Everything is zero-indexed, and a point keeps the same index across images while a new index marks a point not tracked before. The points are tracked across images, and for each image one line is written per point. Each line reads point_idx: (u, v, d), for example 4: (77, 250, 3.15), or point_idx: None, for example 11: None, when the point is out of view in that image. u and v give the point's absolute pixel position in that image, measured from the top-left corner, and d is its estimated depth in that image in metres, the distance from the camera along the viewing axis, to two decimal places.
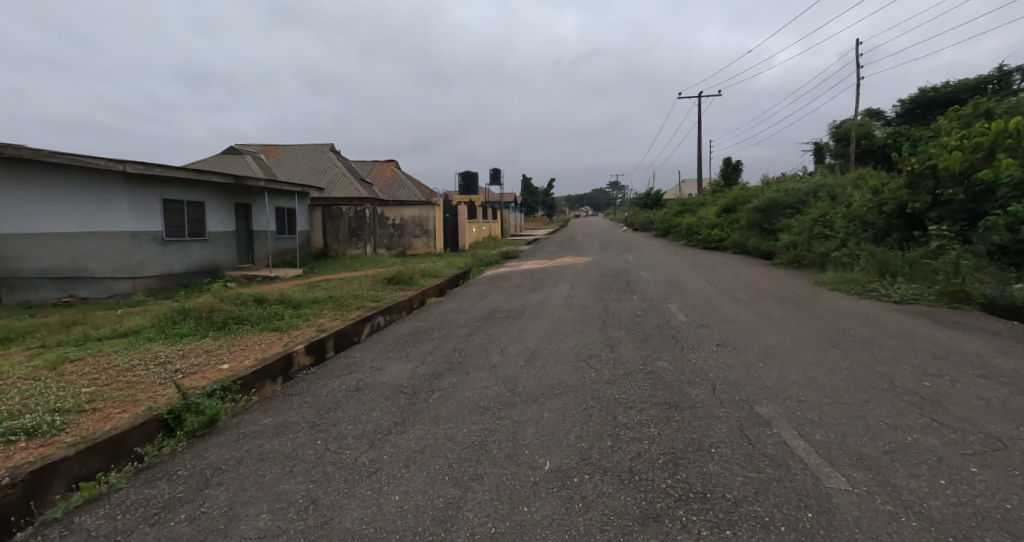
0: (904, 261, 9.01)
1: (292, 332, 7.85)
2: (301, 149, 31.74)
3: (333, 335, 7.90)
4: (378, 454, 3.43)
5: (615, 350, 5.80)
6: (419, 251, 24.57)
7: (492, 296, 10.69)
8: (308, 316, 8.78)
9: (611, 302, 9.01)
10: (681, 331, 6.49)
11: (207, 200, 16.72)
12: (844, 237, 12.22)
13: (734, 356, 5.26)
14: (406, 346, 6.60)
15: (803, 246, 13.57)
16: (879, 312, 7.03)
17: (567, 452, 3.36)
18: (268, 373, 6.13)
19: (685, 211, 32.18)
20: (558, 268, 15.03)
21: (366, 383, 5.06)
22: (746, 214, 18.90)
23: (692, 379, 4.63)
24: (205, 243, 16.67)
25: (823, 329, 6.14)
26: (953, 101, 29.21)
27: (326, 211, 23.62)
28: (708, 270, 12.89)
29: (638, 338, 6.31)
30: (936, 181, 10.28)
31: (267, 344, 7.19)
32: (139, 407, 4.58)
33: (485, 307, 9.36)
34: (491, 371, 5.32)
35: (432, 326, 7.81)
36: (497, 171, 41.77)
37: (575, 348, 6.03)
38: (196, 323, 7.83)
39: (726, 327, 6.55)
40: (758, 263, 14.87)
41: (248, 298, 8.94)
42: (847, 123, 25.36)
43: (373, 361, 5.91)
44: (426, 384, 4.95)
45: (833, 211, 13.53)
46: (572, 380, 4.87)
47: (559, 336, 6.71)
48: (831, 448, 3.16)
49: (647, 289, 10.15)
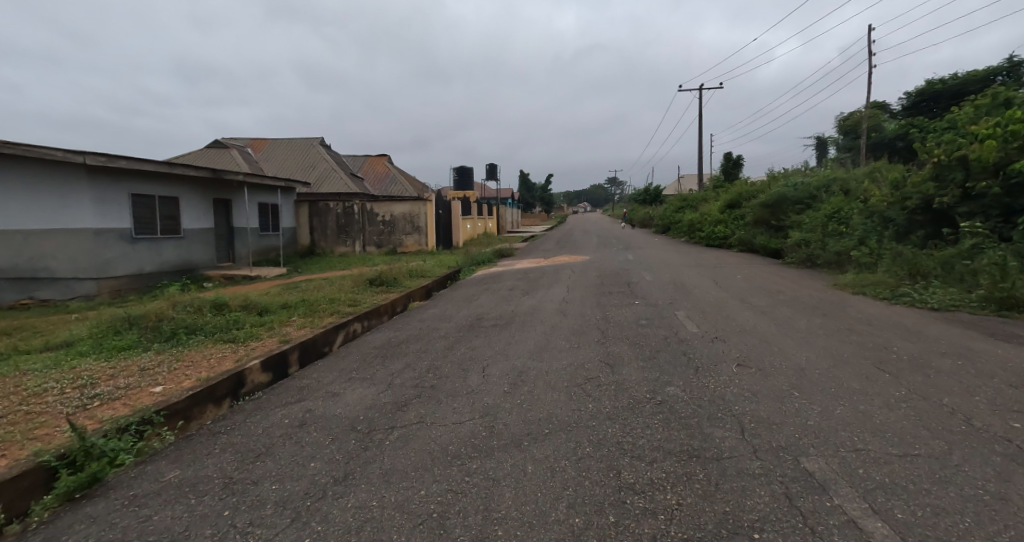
0: (937, 261, 8.08)
1: (250, 343, 6.91)
2: (290, 143, 30.72)
3: (297, 348, 6.97)
4: (298, 536, 2.53)
5: (617, 372, 4.90)
6: (410, 248, 23.41)
7: (480, 301, 9.76)
8: (272, 324, 7.84)
9: (610, 308, 8.12)
10: (692, 346, 5.59)
11: (182, 195, 15.78)
12: (864, 235, 11.31)
13: (762, 383, 4.34)
14: (374, 364, 5.68)
15: (817, 244, 12.65)
16: (919, 321, 6.13)
17: (555, 535, 2.46)
18: (210, 396, 5.19)
19: (686, 207, 31.34)
20: (554, 267, 14.14)
21: (314, 416, 4.15)
22: (752, 210, 17.98)
23: (713, 416, 3.72)
24: (179, 241, 15.72)
25: (860, 345, 5.24)
26: (961, 93, 28.37)
27: (312, 207, 22.77)
28: (714, 271, 12.00)
29: (643, 355, 5.39)
30: (967, 173, 9.39)
31: (217, 359, 6.23)
32: (22, 451, 3.65)
33: (472, 314, 8.44)
34: (469, 399, 4.42)
35: (409, 337, 6.88)
36: (494, 167, 40.86)
37: (570, 369, 5.12)
38: (140, 334, 6.85)
39: (744, 341, 5.66)
40: (766, 262, 14.01)
41: (207, 303, 7.97)
42: (855, 114, 24.52)
43: (330, 385, 4.99)
44: (387, 419, 4.05)
45: (850, 207, 12.60)
46: (564, 413, 3.98)
47: (551, 351, 5.83)
48: (925, 535, 2.25)
49: (649, 292, 9.26)
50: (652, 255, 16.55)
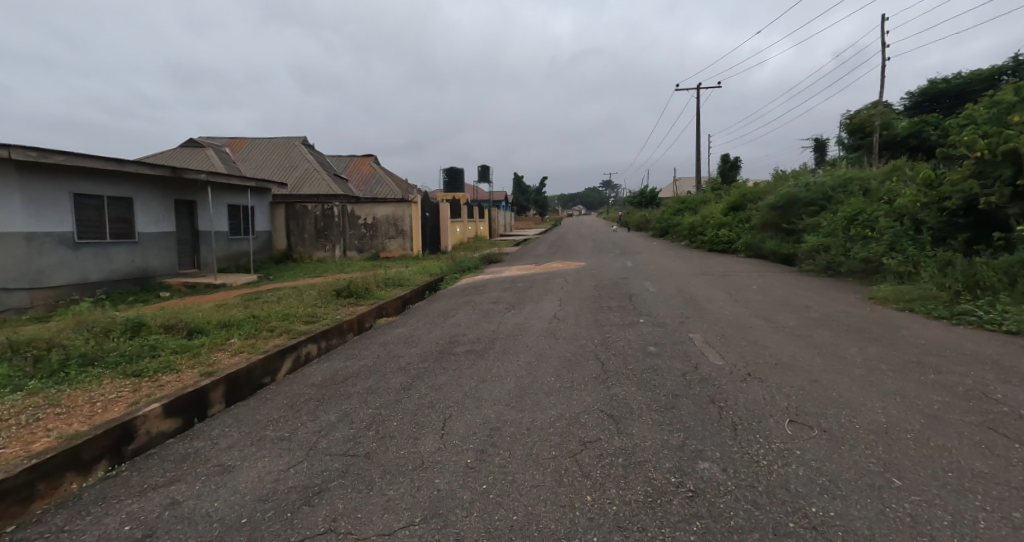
0: (998, 271, 6.73)
1: (160, 378, 5.49)
2: (270, 143, 29.27)
3: (221, 382, 5.57)
4: None
5: (626, 433, 3.56)
6: (394, 253, 21.99)
7: (457, 317, 8.36)
8: (199, 350, 6.42)
9: (610, 328, 6.77)
10: (722, 390, 4.25)
11: (137, 196, 14.34)
12: (893, 239, 10.03)
13: (837, 454, 2.99)
14: (302, 413, 4.29)
15: (837, 251, 11.39)
16: (1005, 353, 4.80)
17: None
18: (69, 462, 3.81)
19: (684, 210, 30.22)
20: (546, 276, 12.83)
21: (176, 512, 2.79)
22: (759, 212, 16.74)
23: (779, 533, 2.34)
24: (133, 246, 14.27)
25: (947, 388, 3.91)
26: (965, 94, 27.41)
27: (289, 209, 21.31)
28: (724, 280, 10.77)
29: (658, 404, 4.05)
30: (1019, 167, 8.08)
31: (105, 403, 4.82)
32: None
33: (445, 335, 7.06)
34: (411, 482, 3.05)
35: (359, 370, 5.48)
36: (485, 169, 39.68)
37: (560, 425, 3.78)
38: (18, 367, 5.43)
39: (792, 381, 4.31)
40: (778, 269, 12.79)
41: (119, 324, 6.54)
42: (862, 113, 23.39)
43: (228, 450, 3.59)
44: (278, 523, 2.67)
45: (875, 208, 11.32)
46: (548, 517, 2.62)
47: (536, 393, 4.49)
48: None
49: (653, 307, 7.97)
50: (652, 262, 15.33)
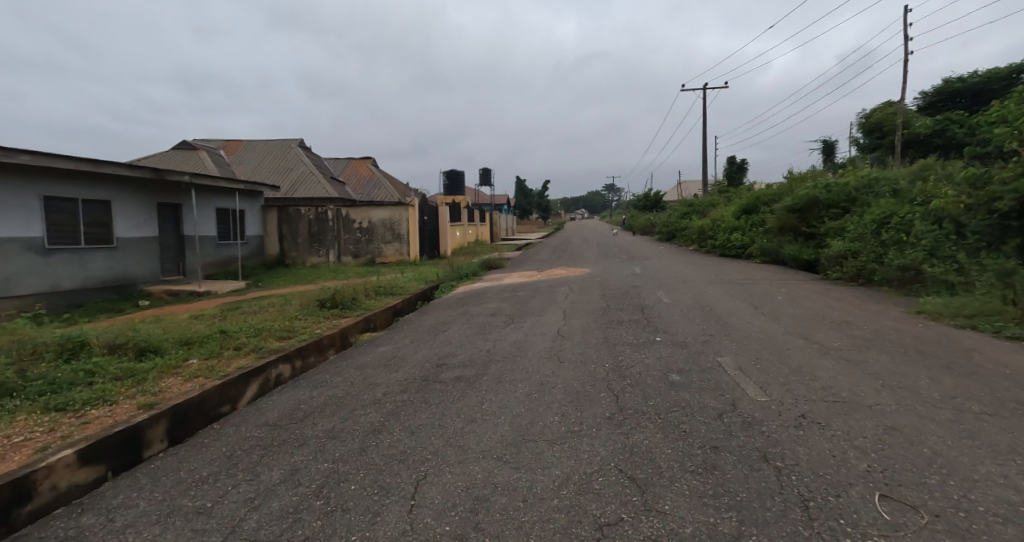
0: None
1: (87, 413, 4.50)
2: (265, 144, 28.49)
3: (165, 416, 4.61)
4: None
5: (660, 511, 2.65)
6: (391, 258, 21.13)
7: (450, 333, 7.46)
8: (147, 374, 5.46)
9: (624, 349, 5.85)
10: (774, 444, 3.32)
11: (116, 198, 13.49)
12: (934, 244, 9.09)
13: None
14: (239, 465, 3.36)
15: (869, 257, 10.49)
16: None
17: None
18: None
19: (692, 213, 29.33)
20: (549, 283, 11.96)
21: None
22: (774, 215, 15.86)
23: None
24: (111, 252, 13.44)
25: None
26: (982, 93, 26.46)
27: (282, 212, 20.51)
28: (744, 289, 9.88)
29: (697, 465, 3.12)
30: None
31: (6, 450, 3.84)
32: None
33: (433, 355, 6.18)
34: None
35: (325, 404, 4.58)
36: (487, 172, 38.93)
37: (570, 495, 2.87)
38: None
39: (864, 433, 3.39)
40: (802, 277, 11.91)
41: (52, 346, 5.58)
42: (878, 111, 22.54)
43: (123, 532, 2.67)
44: None
45: (909, 210, 10.40)
46: None
47: (538, 441, 3.60)
48: None
49: (670, 321, 7.10)
50: (662, 268, 14.48)
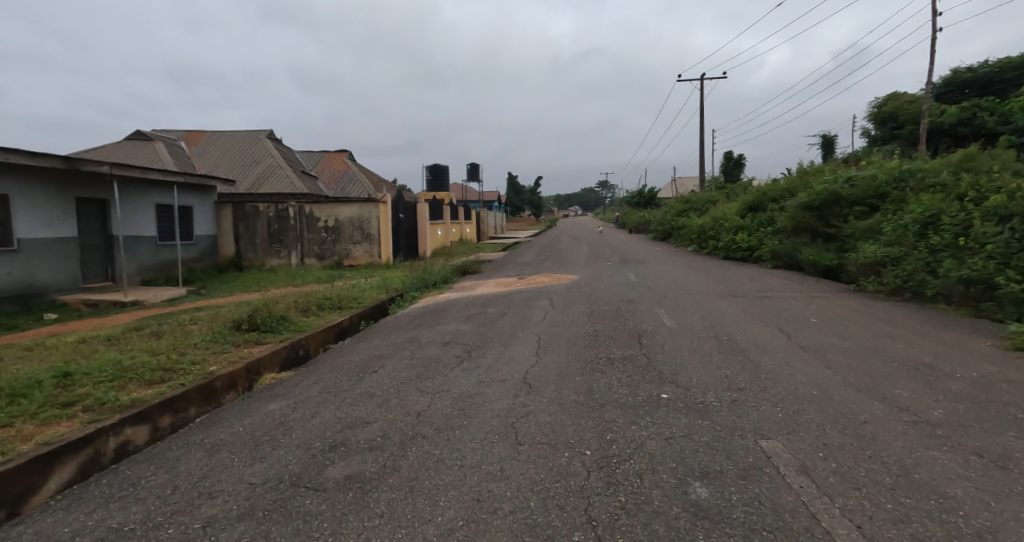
0: None
1: None
2: (230, 136, 26.36)
3: None
4: None
5: None
6: (359, 261, 18.98)
7: (379, 376, 5.46)
8: None
9: (615, 420, 3.86)
10: None
11: (15, 192, 11.43)
12: (1004, 250, 7.12)
13: None
14: None
15: (914, 265, 8.60)
16: None
17: None
18: None
19: (689, 210, 27.50)
20: (528, 295, 9.98)
21: None
22: (787, 212, 13.98)
23: None
24: (10, 256, 11.39)
25: None
26: (992, 83, 24.78)
27: (237, 209, 18.43)
28: (764, 306, 8.00)
29: None
30: None
31: None
32: None
33: (334, 424, 4.18)
34: None
35: None
36: (474, 167, 36.92)
37: None
38: None
39: None
40: (827, 287, 10.03)
41: None
42: (894, 100, 20.72)
43: None
44: None
45: (961, 207, 8.47)
46: None
47: None
48: None
49: (677, 362, 5.15)
50: (661, 275, 12.60)
